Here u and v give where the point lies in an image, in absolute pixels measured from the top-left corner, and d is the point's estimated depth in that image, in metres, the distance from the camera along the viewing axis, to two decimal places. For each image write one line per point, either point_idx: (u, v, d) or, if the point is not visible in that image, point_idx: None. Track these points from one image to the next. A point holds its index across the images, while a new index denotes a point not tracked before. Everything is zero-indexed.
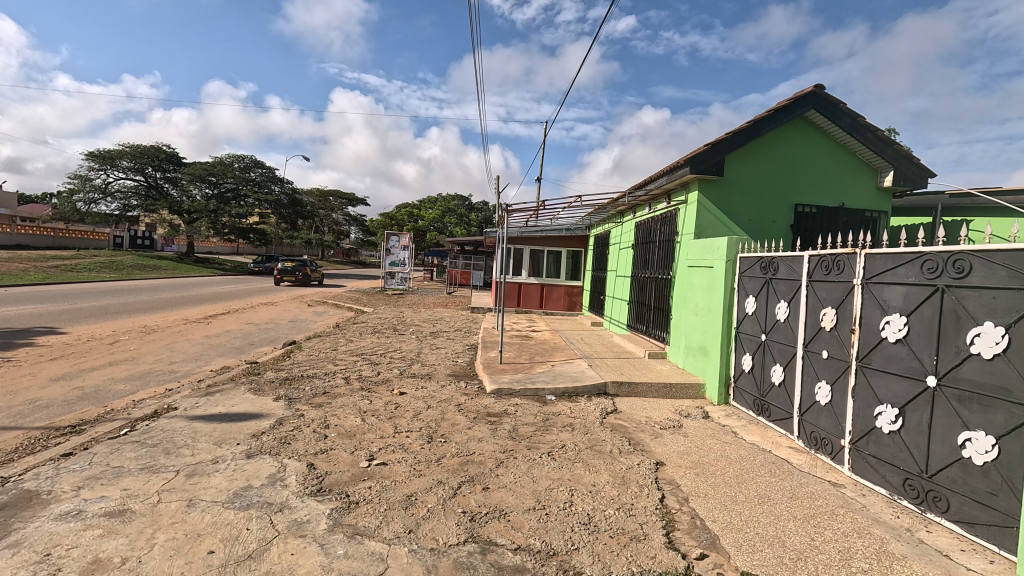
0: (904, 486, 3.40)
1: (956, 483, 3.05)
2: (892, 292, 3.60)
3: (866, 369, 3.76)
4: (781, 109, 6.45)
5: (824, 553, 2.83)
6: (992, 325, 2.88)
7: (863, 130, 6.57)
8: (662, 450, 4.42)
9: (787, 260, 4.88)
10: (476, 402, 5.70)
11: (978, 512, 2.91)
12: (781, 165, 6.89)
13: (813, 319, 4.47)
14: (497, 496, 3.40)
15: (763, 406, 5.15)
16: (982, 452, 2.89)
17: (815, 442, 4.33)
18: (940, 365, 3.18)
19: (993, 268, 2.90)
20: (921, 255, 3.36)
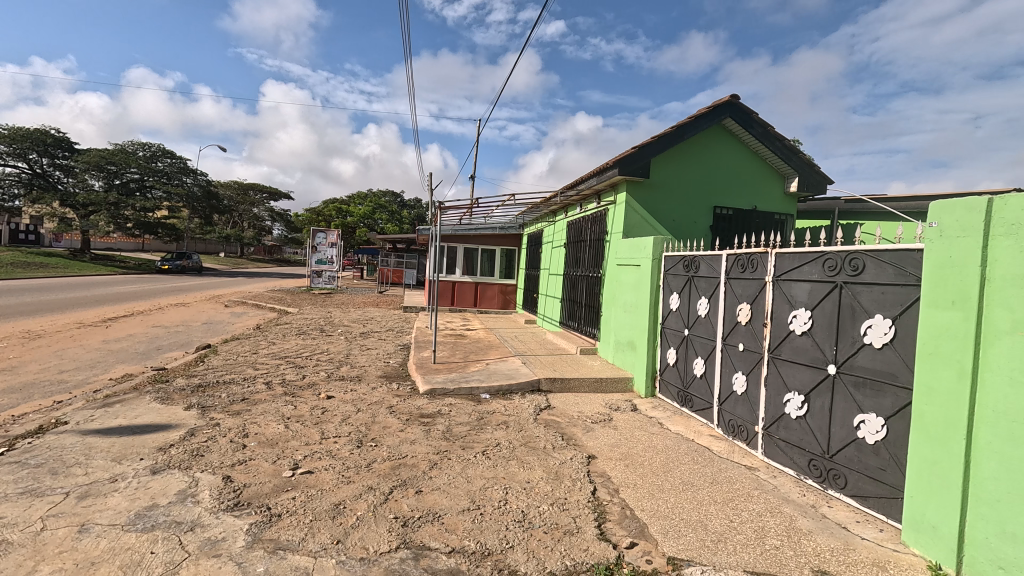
0: (809, 467, 3.71)
1: (852, 461, 3.36)
2: (799, 289, 3.89)
3: (777, 360, 4.06)
4: (701, 116, 6.80)
5: (741, 534, 3.02)
6: (882, 317, 3.20)
7: (772, 139, 7.14)
8: (593, 443, 4.54)
9: (708, 259, 5.15)
10: (409, 404, 5.55)
11: (870, 486, 3.23)
12: (702, 170, 7.29)
13: (730, 315, 4.76)
14: (430, 499, 3.32)
15: (686, 397, 5.43)
16: (874, 432, 3.20)
17: (732, 430, 4.63)
18: (839, 355, 3.50)
19: (883, 266, 3.21)
20: (822, 254, 3.66)
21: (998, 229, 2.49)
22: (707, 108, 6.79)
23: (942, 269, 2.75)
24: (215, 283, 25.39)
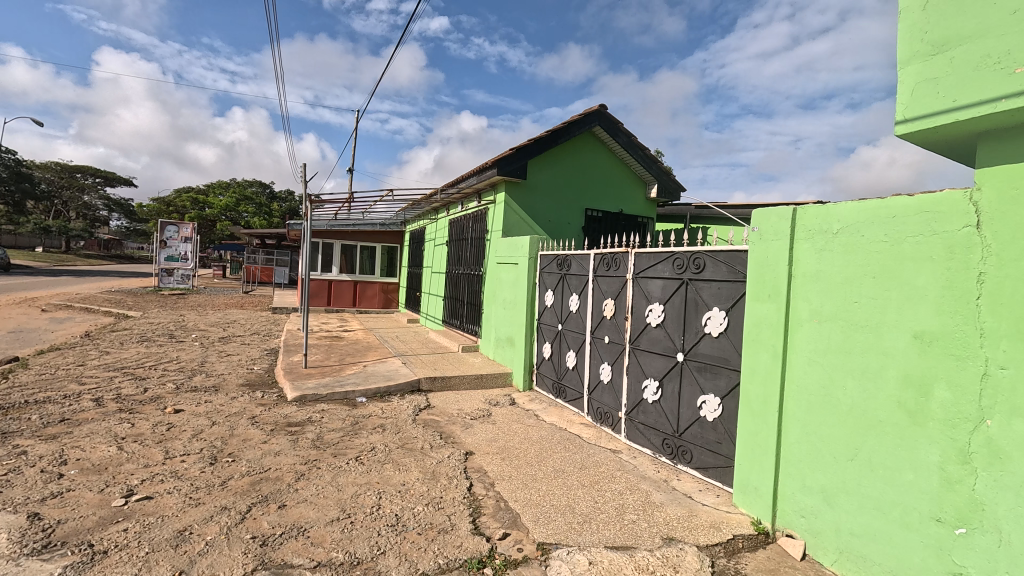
0: (662, 445, 4.12)
1: (696, 437, 3.80)
2: (654, 285, 4.30)
3: (637, 350, 4.44)
4: (573, 122, 7.19)
5: (603, 512, 3.26)
6: (718, 309, 3.65)
7: (635, 148, 7.82)
8: (471, 439, 4.59)
9: (578, 257, 5.47)
10: (274, 413, 5.13)
11: (709, 458, 3.68)
12: (575, 173, 7.72)
13: (597, 309, 5.10)
14: (295, 513, 3.10)
15: (560, 389, 5.72)
16: (712, 410, 3.65)
17: (600, 416, 4.97)
18: (686, 344, 3.93)
19: (719, 264, 3.66)
20: (673, 253, 4.08)
21: (801, 233, 2.97)
22: (579, 115, 7.20)
23: (761, 267, 3.20)
24: (28, 283, 21.16)
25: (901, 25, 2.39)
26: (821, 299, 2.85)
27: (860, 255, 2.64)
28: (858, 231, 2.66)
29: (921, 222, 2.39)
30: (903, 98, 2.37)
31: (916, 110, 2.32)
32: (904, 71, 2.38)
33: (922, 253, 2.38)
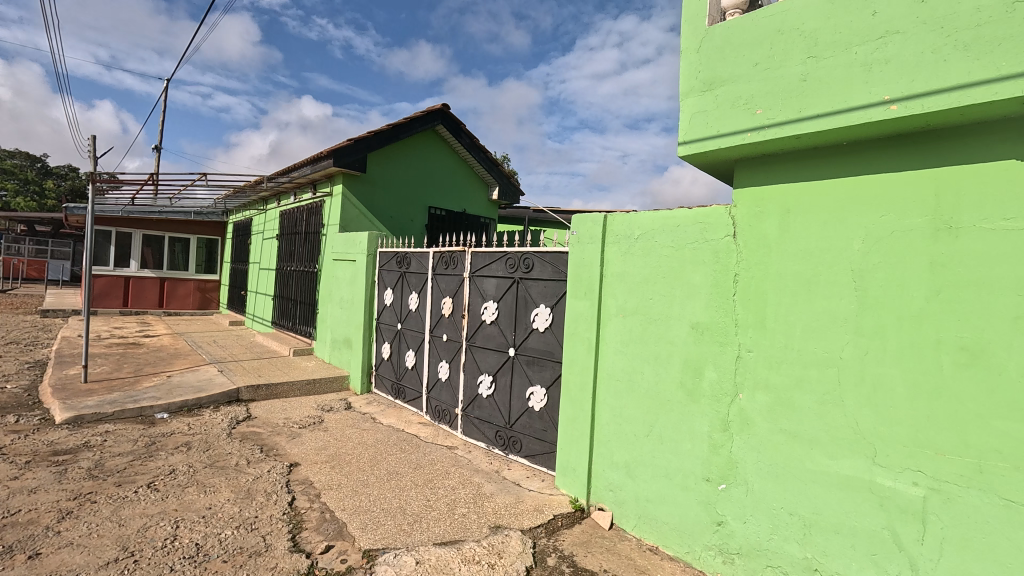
0: (495, 437, 4.29)
1: (525, 427, 4.03)
2: (489, 283, 4.44)
3: (473, 347, 4.55)
4: (416, 119, 7.08)
5: (435, 510, 3.27)
6: (544, 306, 3.91)
7: (477, 151, 8.06)
8: (297, 450, 4.24)
9: (417, 255, 5.40)
10: (34, 441, 4.12)
11: (536, 445, 3.94)
12: (419, 171, 7.64)
13: (436, 308, 5.10)
14: (54, 562, 2.52)
15: (399, 389, 5.60)
16: (539, 400, 3.91)
17: (438, 414, 4.99)
18: (516, 339, 4.14)
19: (545, 264, 3.93)
20: (505, 253, 4.26)
21: (610, 237, 3.31)
22: (421, 112, 7.11)
23: (579, 267, 3.49)
24: None
25: (682, 62, 2.80)
26: (625, 296, 3.22)
27: (655, 258, 3.04)
28: (653, 237, 3.06)
29: (697, 232, 2.84)
30: (683, 124, 2.78)
31: (694, 135, 2.74)
32: (684, 101, 2.79)
33: (698, 258, 2.83)
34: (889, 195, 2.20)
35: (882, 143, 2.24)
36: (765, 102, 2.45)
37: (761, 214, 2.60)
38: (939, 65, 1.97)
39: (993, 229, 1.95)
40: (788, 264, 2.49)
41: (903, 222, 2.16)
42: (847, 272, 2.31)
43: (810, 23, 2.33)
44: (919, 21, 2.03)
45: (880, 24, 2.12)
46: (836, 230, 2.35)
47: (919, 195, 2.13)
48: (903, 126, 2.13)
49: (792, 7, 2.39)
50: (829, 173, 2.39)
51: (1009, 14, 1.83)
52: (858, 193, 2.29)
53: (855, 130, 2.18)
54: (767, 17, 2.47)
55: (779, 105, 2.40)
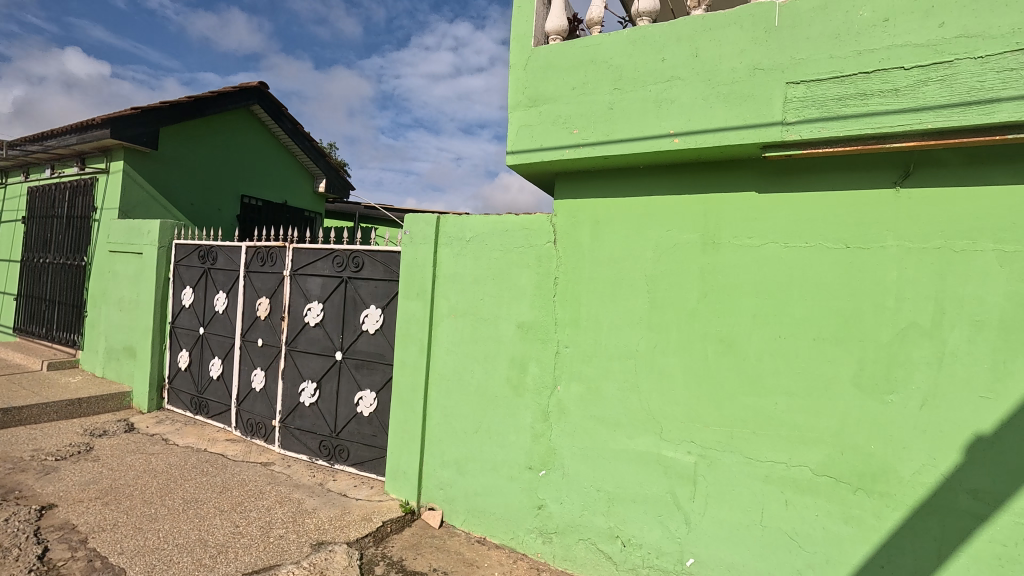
0: (319, 448, 4.01)
1: (353, 434, 3.85)
2: (313, 282, 4.11)
3: (293, 352, 4.17)
4: (225, 94, 6.17)
5: (245, 536, 2.93)
6: (375, 307, 3.78)
7: (301, 138, 7.42)
8: (53, 488, 3.39)
9: (226, 250, 4.75)
10: None
11: (365, 452, 3.79)
12: (230, 155, 6.67)
13: (249, 309, 4.55)
14: None
15: (200, 403, 4.86)
16: (368, 405, 3.77)
17: (250, 428, 4.46)
18: (344, 342, 3.92)
19: (376, 263, 3.79)
20: (332, 251, 4.00)
21: (443, 239, 3.34)
22: (233, 88, 6.22)
23: (411, 268, 3.44)
24: None
25: (511, 76, 2.97)
26: (457, 297, 3.28)
27: (485, 261, 3.16)
28: (483, 240, 3.17)
29: (523, 237, 3.03)
30: (512, 135, 2.94)
31: (521, 146, 2.92)
32: (513, 114, 2.95)
33: (524, 262, 3.03)
34: (673, 213, 2.64)
35: (669, 169, 2.67)
36: (581, 122, 2.73)
37: (577, 224, 2.89)
38: (708, 110, 2.41)
39: (742, 245, 2.47)
40: (598, 269, 2.82)
41: (682, 236, 2.61)
42: (642, 278, 2.70)
43: (617, 59, 2.67)
44: (694, 71, 2.47)
45: (667, 69, 2.53)
46: (634, 241, 2.73)
47: (694, 215, 2.59)
48: (683, 157, 2.57)
49: (602, 42, 2.71)
50: (629, 191, 2.76)
51: (753, 77, 2.34)
52: (651, 210, 2.69)
53: (649, 156, 2.57)
54: (583, 47, 2.76)
55: (592, 128, 2.69)
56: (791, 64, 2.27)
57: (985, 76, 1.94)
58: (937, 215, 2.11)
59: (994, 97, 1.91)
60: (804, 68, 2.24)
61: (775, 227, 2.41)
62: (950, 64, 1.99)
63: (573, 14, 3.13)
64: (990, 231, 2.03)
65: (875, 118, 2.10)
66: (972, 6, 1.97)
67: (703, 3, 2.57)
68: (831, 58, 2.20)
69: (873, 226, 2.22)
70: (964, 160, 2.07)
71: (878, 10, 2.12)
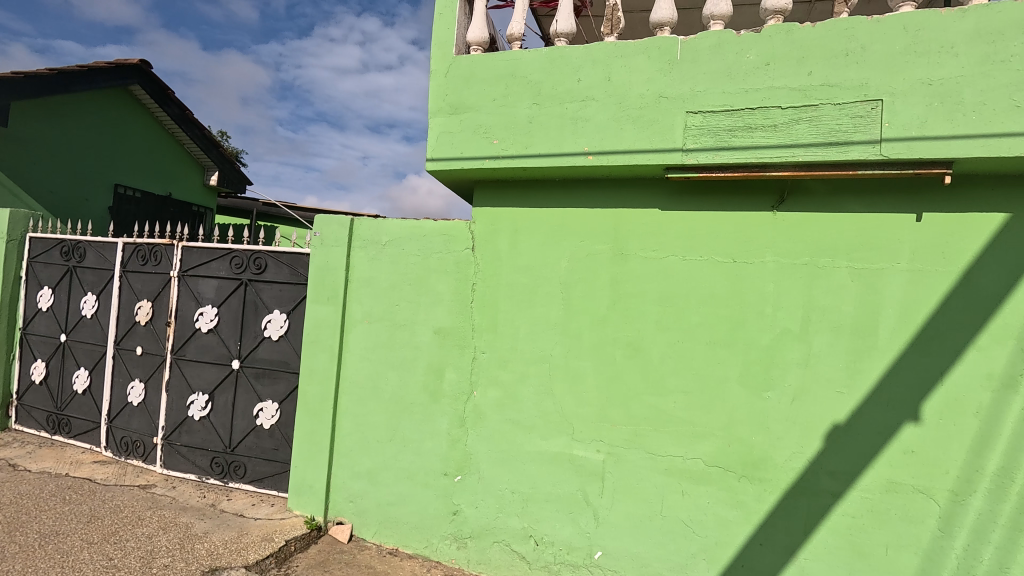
0: (210, 466, 3.67)
1: (251, 449, 3.58)
2: (205, 285, 3.76)
3: (181, 361, 3.78)
4: (98, 70, 5.33)
5: (122, 569, 2.63)
6: (279, 312, 3.55)
7: (191, 126, 6.74)
8: None
9: (96, 246, 4.18)
10: None
11: (264, 467, 3.54)
12: (104, 141, 5.80)
13: (126, 314, 4.04)
14: None
15: (60, 422, 4.23)
16: (269, 417, 3.53)
17: (125, 448, 3.96)
18: (242, 349, 3.63)
19: (281, 266, 3.56)
20: (230, 251, 3.69)
21: (356, 242, 3.22)
22: (107, 64, 5.40)
23: (321, 271, 3.28)
24: None
25: (431, 82, 2.96)
26: (371, 303, 3.18)
27: (401, 266, 3.11)
28: (400, 245, 3.12)
29: (442, 243, 3.03)
30: (431, 141, 2.93)
31: (441, 153, 2.92)
32: (433, 119, 2.95)
33: (442, 267, 3.03)
34: (586, 225, 2.79)
35: (583, 184, 2.82)
36: (501, 133, 2.80)
37: (495, 231, 2.95)
38: (618, 131, 2.59)
39: (647, 256, 2.68)
40: (516, 276, 2.90)
41: (594, 247, 2.77)
42: (557, 286, 2.83)
43: (536, 75, 2.77)
44: (607, 94, 2.64)
45: (582, 90, 2.68)
46: (550, 250, 2.84)
47: (605, 227, 2.76)
48: (595, 173, 2.74)
49: (522, 57, 2.80)
50: (545, 202, 2.88)
51: (658, 104, 2.55)
52: (566, 222, 2.83)
53: (565, 170, 2.70)
54: (503, 61, 2.83)
55: (512, 139, 2.77)
56: (691, 95, 2.51)
57: (843, 120, 2.29)
58: (805, 236, 2.46)
59: (849, 139, 2.27)
60: (701, 100, 2.49)
61: (676, 242, 2.64)
62: (816, 108, 2.33)
63: (494, 28, 3.20)
64: (845, 251, 2.40)
65: (758, 150, 2.40)
66: (833, 60, 2.32)
67: (615, 31, 2.75)
68: (723, 93, 2.47)
69: (755, 243, 2.52)
70: (826, 190, 2.43)
71: (761, 54, 2.42)
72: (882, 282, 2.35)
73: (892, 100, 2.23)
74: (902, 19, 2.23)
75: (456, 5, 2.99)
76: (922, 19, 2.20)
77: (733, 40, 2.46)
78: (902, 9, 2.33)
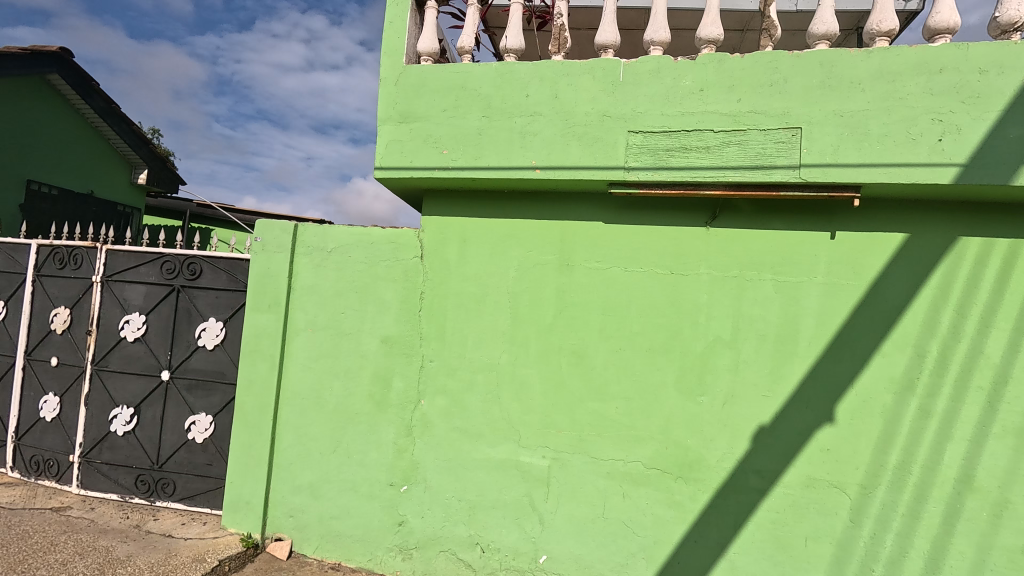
0: (135, 484, 3.44)
1: (182, 464, 3.38)
2: (132, 291, 3.54)
3: (102, 373, 3.53)
4: (12, 57, 4.85)
5: None
6: (215, 320, 3.40)
7: (117, 120, 6.31)
8: None
9: (5, 248, 3.83)
10: None
11: (196, 484, 3.36)
12: (19, 131, 5.28)
13: (39, 321, 3.72)
14: None
15: None
16: (202, 430, 3.35)
17: (35, 468, 3.64)
18: (173, 360, 3.44)
19: (217, 271, 3.41)
20: (161, 255, 3.49)
21: (300, 248, 3.14)
22: (22, 50, 4.94)
23: (261, 278, 3.17)
24: None
25: (381, 90, 2.96)
26: (315, 311, 3.11)
27: (348, 273, 3.07)
28: (346, 252, 3.07)
29: (390, 251, 3.01)
30: (380, 149, 2.92)
31: (390, 161, 2.90)
32: (382, 127, 2.94)
33: (389, 276, 3.01)
34: (533, 236, 2.87)
35: (530, 196, 2.89)
36: (450, 144, 2.83)
37: (444, 240, 2.97)
38: (564, 146, 2.69)
39: (592, 267, 2.79)
40: (464, 285, 2.92)
41: (540, 257, 2.85)
42: (504, 295, 2.88)
43: (485, 89, 2.83)
44: (554, 110, 2.73)
45: (530, 105, 2.77)
46: (498, 260, 2.89)
47: (551, 238, 2.85)
48: (542, 187, 2.82)
49: (472, 70, 2.85)
50: (494, 213, 2.93)
51: (602, 122, 2.67)
52: (513, 232, 2.89)
53: (513, 182, 2.77)
54: (454, 73, 2.87)
55: (461, 150, 2.81)
56: (633, 115, 2.65)
57: (768, 145, 2.49)
58: (735, 251, 2.64)
59: (773, 163, 2.47)
60: (642, 120, 2.64)
61: (618, 254, 2.76)
62: (745, 132, 2.52)
63: (444, 39, 3.23)
64: (769, 265, 2.60)
65: (693, 169, 2.56)
66: (759, 89, 2.52)
67: (563, 50, 2.86)
68: (662, 115, 2.62)
69: (690, 256, 2.68)
70: (753, 208, 2.63)
71: (696, 80, 2.59)
72: (801, 294, 2.57)
73: (810, 129, 2.45)
74: (818, 56, 2.46)
75: (407, 14, 3.00)
76: (835, 56, 2.44)
77: (671, 66, 2.62)
78: (818, 46, 2.56)
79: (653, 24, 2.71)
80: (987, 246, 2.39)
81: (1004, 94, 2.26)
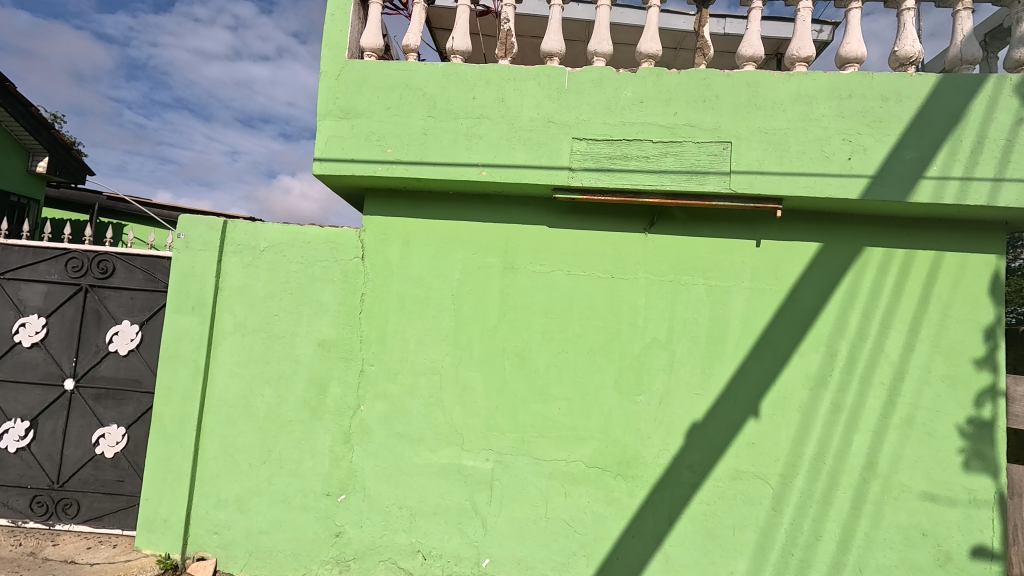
0: (30, 506, 3.08)
1: (87, 482, 3.07)
2: (30, 290, 3.17)
3: None
4: None
5: None
6: (129, 323, 3.12)
7: (11, 100, 5.62)
8: None
9: None
10: None
11: (105, 504, 3.06)
12: None
13: None
14: None
15: None
16: (113, 444, 3.07)
17: None
18: (79, 367, 3.12)
19: (133, 270, 3.14)
20: (65, 251, 3.17)
21: (229, 246, 2.95)
22: None
23: (184, 277, 2.94)
24: None
25: (321, 83, 2.85)
26: (245, 313, 2.93)
27: (282, 274, 2.92)
28: (280, 251, 2.92)
29: (328, 251, 2.90)
30: (320, 144, 2.81)
31: (330, 156, 2.80)
32: (321, 122, 2.83)
33: (326, 277, 2.89)
34: (477, 239, 2.86)
35: (475, 199, 2.89)
36: (394, 142, 2.77)
37: (385, 241, 2.90)
38: (510, 150, 2.71)
39: (535, 271, 2.82)
40: (406, 286, 2.87)
41: (485, 260, 2.85)
42: (448, 297, 2.85)
43: (431, 89, 2.80)
44: (499, 114, 2.75)
45: (476, 108, 2.77)
46: (442, 261, 2.86)
47: (495, 241, 2.85)
48: (487, 190, 2.83)
49: (417, 69, 2.81)
50: (437, 214, 2.90)
51: (547, 128, 2.72)
52: (457, 234, 2.87)
53: (457, 183, 2.76)
54: (398, 70, 2.82)
55: (405, 149, 2.76)
56: (576, 123, 2.72)
57: (701, 156, 2.64)
58: (670, 256, 2.77)
59: (706, 174, 2.62)
60: (585, 128, 2.71)
61: (560, 258, 2.82)
62: (681, 144, 2.66)
63: (388, 36, 3.16)
64: (701, 270, 2.75)
65: (632, 176, 2.66)
66: (693, 104, 2.67)
67: (509, 55, 2.87)
68: (604, 124, 2.71)
69: (629, 261, 2.78)
70: (687, 216, 2.77)
71: (636, 93, 2.70)
72: (729, 298, 2.74)
73: (738, 144, 2.62)
74: (746, 76, 2.64)
75: (350, 8, 2.91)
76: (760, 78, 2.63)
77: (613, 77, 2.71)
78: (746, 67, 2.74)
79: (597, 36, 2.78)
80: (887, 256, 2.66)
81: (902, 120, 2.53)
